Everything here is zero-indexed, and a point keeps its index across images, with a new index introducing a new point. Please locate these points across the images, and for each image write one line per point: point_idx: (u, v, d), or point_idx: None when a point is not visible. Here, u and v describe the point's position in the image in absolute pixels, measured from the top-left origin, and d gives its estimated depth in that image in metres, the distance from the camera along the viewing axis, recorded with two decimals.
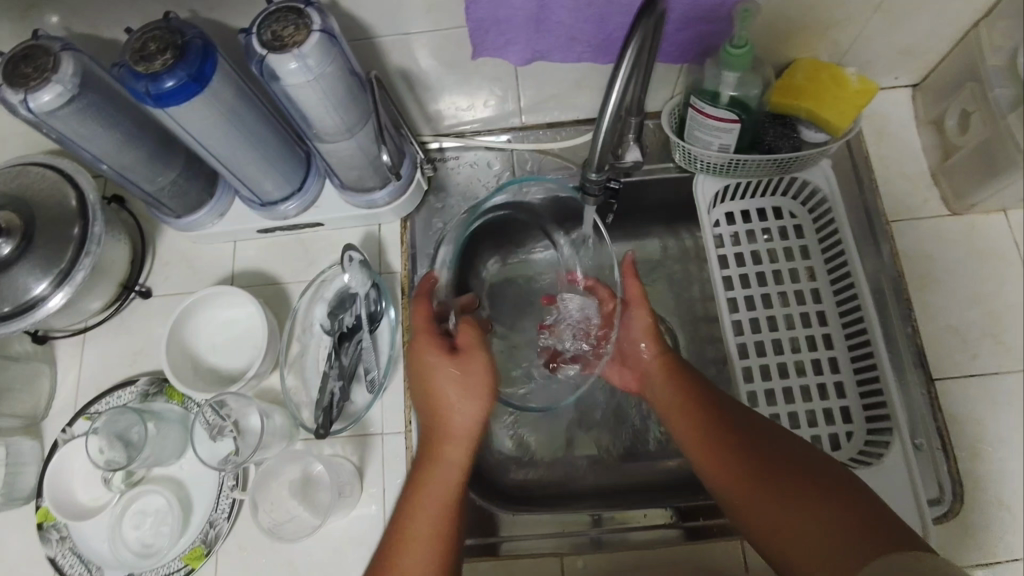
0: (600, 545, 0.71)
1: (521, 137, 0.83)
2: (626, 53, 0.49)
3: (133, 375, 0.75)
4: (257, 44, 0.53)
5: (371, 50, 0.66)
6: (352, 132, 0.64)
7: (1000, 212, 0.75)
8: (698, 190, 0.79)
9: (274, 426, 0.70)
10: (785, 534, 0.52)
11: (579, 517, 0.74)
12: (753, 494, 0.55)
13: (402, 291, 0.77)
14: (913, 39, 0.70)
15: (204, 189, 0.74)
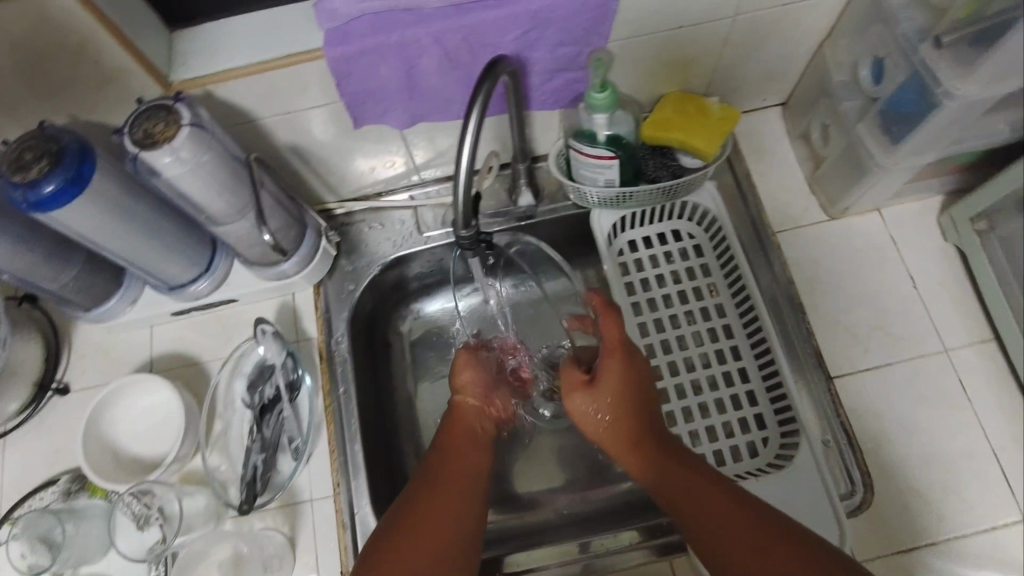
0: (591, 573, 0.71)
1: (424, 193, 0.86)
2: (473, 108, 0.53)
3: (54, 475, 0.74)
4: (129, 143, 0.55)
5: (256, 131, 0.69)
6: (244, 212, 0.66)
7: (874, 211, 0.79)
8: (596, 225, 0.82)
9: (195, 508, 0.71)
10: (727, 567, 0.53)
11: (567, 547, 0.73)
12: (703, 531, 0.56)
13: (320, 357, 0.78)
14: (767, 65, 0.76)
15: (111, 281, 0.75)
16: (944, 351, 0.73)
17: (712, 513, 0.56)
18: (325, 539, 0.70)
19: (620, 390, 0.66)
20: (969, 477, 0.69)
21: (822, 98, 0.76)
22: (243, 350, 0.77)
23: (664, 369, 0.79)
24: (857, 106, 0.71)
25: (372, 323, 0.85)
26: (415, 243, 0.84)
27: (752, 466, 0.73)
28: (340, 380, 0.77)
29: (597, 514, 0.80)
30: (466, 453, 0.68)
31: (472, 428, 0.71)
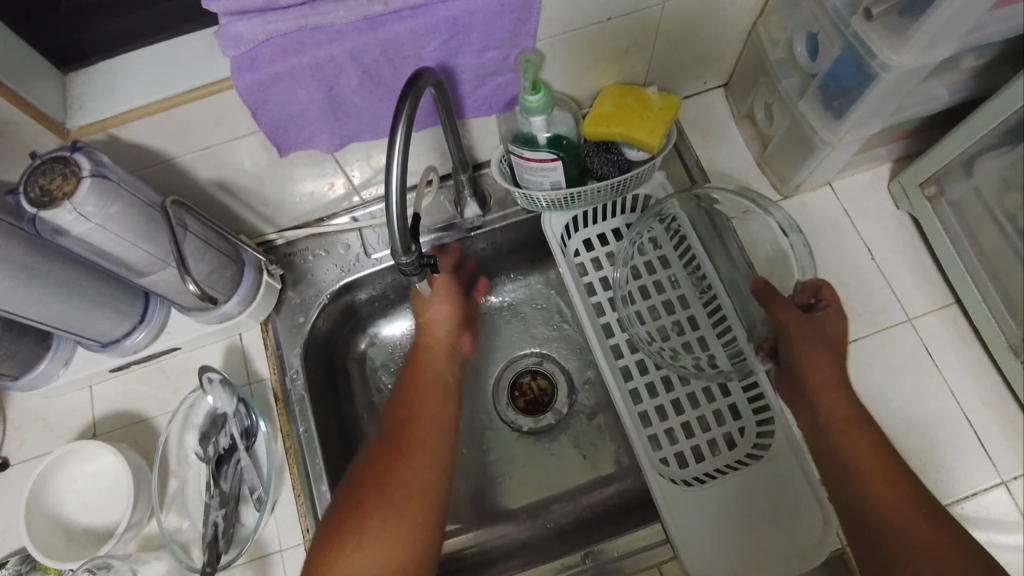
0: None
1: (367, 214, 0.82)
2: (398, 125, 0.49)
3: (0, 559, 0.69)
4: (25, 203, 0.50)
5: (175, 171, 0.65)
6: (168, 259, 0.61)
7: (826, 185, 0.78)
8: (547, 227, 0.80)
9: (161, 574, 0.66)
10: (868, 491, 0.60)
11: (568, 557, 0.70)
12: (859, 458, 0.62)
13: (274, 397, 0.74)
14: (704, 48, 0.74)
15: (38, 343, 0.70)
16: (907, 320, 0.72)
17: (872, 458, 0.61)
18: None
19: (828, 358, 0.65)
20: (943, 445, 0.68)
21: (761, 76, 0.75)
22: (193, 399, 0.73)
23: (633, 369, 0.79)
24: (796, 82, 0.69)
25: (329, 355, 0.82)
26: (365, 268, 0.80)
27: (731, 459, 0.73)
28: (299, 419, 0.73)
29: (577, 524, 0.79)
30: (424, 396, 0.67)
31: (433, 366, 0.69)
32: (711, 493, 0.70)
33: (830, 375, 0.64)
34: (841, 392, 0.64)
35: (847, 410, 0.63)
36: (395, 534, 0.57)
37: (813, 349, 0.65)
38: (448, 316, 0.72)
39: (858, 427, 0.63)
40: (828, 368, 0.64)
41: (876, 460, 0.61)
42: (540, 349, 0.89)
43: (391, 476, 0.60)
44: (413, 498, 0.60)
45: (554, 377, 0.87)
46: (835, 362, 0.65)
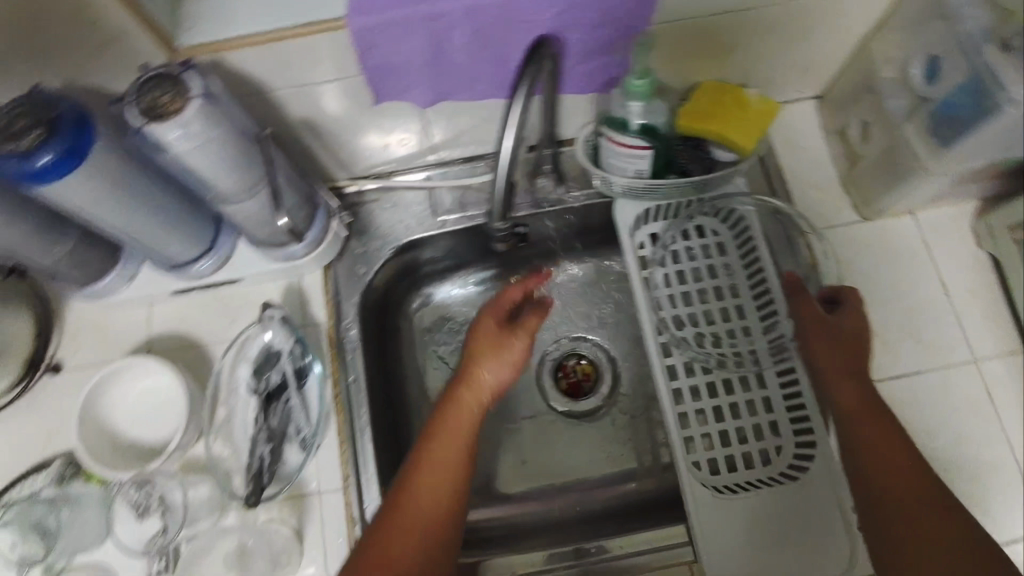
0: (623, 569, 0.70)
1: (442, 174, 0.81)
2: (517, 102, 0.50)
3: (45, 459, 0.71)
4: (133, 114, 0.50)
5: (269, 104, 0.64)
6: (254, 191, 0.61)
7: (908, 214, 0.77)
8: (618, 215, 0.79)
9: (202, 498, 0.67)
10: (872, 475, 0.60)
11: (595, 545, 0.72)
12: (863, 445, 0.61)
13: (329, 343, 0.75)
14: (810, 56, 0.72)
15: (108, 255, 0.70)
16: (972, 361, 0.72)
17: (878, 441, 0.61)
18: (335, 532, 0.68)
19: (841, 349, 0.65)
20: (990, 488, 0.69)
21: (865, 92, 0.73)
22: (252, 334, 0.73)
23: (680, 369, 0.76)
24: (903, 105, 0.68)
25: (382, 309, 0.82)
26: (431, 228, 0.80)
27: (763, 474, 0.71)
28: (350, 368, 0.74)
29: (605, 511, 0.79)
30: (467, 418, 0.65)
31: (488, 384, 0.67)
32: (741, 502, 0.70)
33: (843, 364, 0.65)
34: (856, 384, 0.64)
35: (863, 399, 0.63)
36: (425, 527, 0.60)
37: (827, 343, 0.66)
38: (501, 381, 0.67)
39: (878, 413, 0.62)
40: (840, 358, 0.65)
41: (891, 450, 0.60)
42: (586, 335, 0.88)
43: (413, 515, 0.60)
44: (443, 492, 0.61)
45: (599, 362, 0.86)
46: (848, 356, 0.65)
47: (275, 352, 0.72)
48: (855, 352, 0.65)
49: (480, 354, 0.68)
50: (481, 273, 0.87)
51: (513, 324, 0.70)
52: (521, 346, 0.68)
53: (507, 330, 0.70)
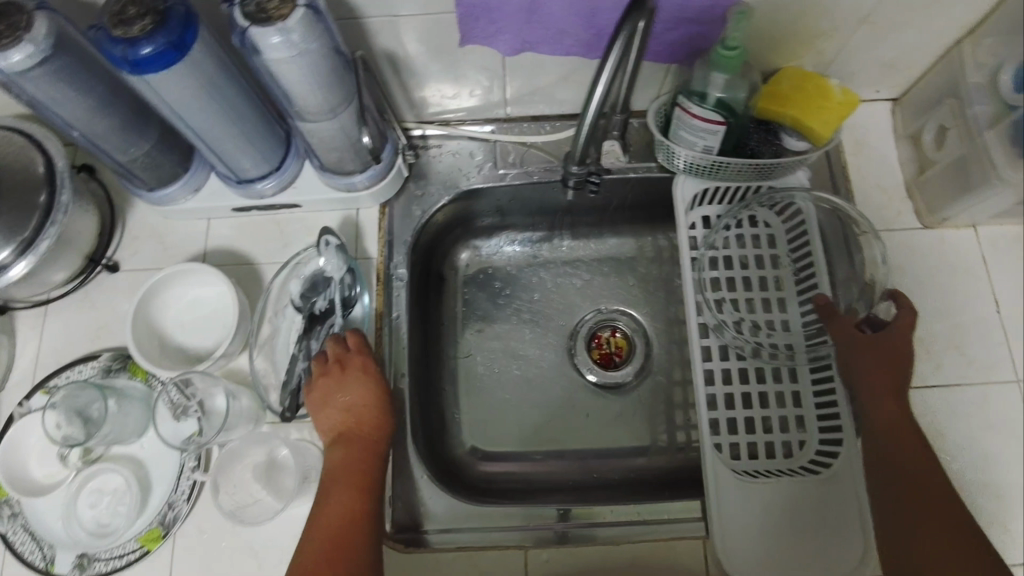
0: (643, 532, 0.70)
1: (506, 128, 0.82)
2: (612, 52, 0.53)
3: (95, 351, 0.73)
4: (240, 15, 0.51)
5: (358, 30, 0.65)
6: (335, 112, 0.62)
7: (970, 227, 0.77)
8: (677, 190, 0.79)
9: (240, 407, 0.69)
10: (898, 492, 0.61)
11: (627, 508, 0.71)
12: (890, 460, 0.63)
13: (377, 277, 0.76)
14: (896, 54, 0.72)
15: (179, 163, 0.72)
16: (1016, 381, 0.72)
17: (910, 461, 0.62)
18: None
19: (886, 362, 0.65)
20: (1017, 506, 0.68)
21: (946, 98, 0.72)
22: (311, 255, 0.74)
23: (715, 351, 0.75)
24: (987, 112, 0.67)
25: (429, 255, 0.83)
26: (490, 178, 0.80)
27: (785, 465, 0.71)
28: (394, 305, 0.75)
29: (625, 482, 0.79)
30: (328, 407, 0.65)
31: (339, 392, 0.66)
32: (762, 487, 0.69)
33: (887, 387, 0.65)
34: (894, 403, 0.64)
35: (899, 416, 0.64)
36: (334, 516, 0.59)
37: (872, 364, 0.66)
38: (357, 396, 0.66)
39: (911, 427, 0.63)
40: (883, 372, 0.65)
41: (921, 459, 0.62)
42: (624, 308, 0.87)
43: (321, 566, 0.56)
44: (351, 480, 0.61)
45: (632, 336, 0.86)
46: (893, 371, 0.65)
47: (325, 276, 0.73)
48: (897, 372, 0.65)
49: (331, 392, 0.66)
50: (530, 236, 0.88)
51: (348, 361, 0.67)
52: (356, 372, 0.67)
53: (338, 370, 0.67)
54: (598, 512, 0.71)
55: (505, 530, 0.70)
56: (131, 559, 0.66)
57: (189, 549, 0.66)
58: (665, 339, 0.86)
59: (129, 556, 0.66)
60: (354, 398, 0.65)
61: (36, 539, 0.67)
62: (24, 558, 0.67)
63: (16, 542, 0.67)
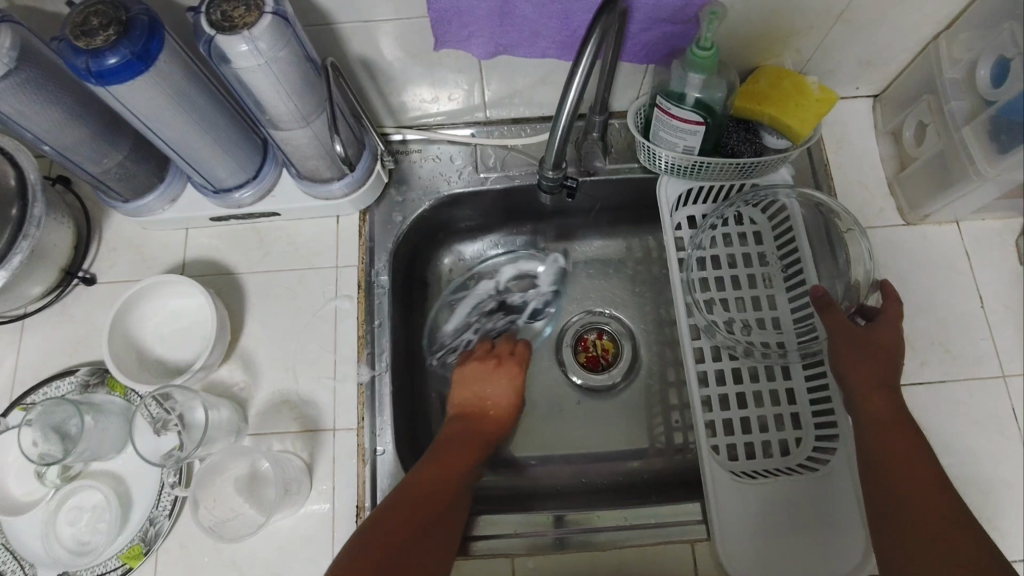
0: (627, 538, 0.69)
1: (486, 132, 0.81)
2: (586, 50, 0.50)
3: (72, 366, 0.72)
4: (205, 24, 0.51)
5: (330, 36, 0.64)
6: (308, 120, 0.62)
7: (952, 222, 0.76)
8: (662, 192, 0.78)
9: (220, 420, 0.68)
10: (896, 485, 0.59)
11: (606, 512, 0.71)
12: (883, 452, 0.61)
13: (358, 286, 0.75)
14: (874, 50, 0.71)
15: (154, 173, 0.71)
16: (1000, 376, 0.72)
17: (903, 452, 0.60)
18: (347, 469, 0.68)
19: (879, 358, 0.64)
20: (1003, 502, 0.68)
21: (925, 93, 0.72)
22: (513, 258, 0.85)
23: (708, 352, 0.76)
24: (965, 107, 0.67)
25: (412, 260, 0.82)
26: (471, 183, 0.79)
27: (781, 464, 0.71)
28: (376, 312, 0.74)
29: (613, 486, 0.79)
30: (473, 388, 0.75)
31: (489, 383, 0.75)
32: (756, 487, 0.68)
33: (875, 383, 0.63)
34: (883, 400, 0.63)
35: (889, 414, 0.62)
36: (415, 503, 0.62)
37: (859, 358, 0.64)
38: (504, 390, 0.75)
39: (905, 431, 0.61)
40: (875, 365, 0.64)
41: (914, 451, 0.60)
42: (611, 311, 0.87)
43: (408, 525, 0.59)
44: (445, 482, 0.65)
45: (619, 339, 0.86)
46: (883, 365, 0.64)
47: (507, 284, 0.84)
48: (886, 368, 0.64)
49: (479, 377, 0.76)
50: (515, 239, 0.88)
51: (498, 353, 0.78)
52: (508, 373, 0.76)
53: (495, 364, 0.77)
54: (592, 517, 0.70)
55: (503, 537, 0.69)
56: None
57: (172, 565, 0.66)
58: (651, 340, 0.85)
59: (110, 573, 0.65)
60: (497, 395, 0.75)
61: (15, 559, 0.66)
62: None
63: None
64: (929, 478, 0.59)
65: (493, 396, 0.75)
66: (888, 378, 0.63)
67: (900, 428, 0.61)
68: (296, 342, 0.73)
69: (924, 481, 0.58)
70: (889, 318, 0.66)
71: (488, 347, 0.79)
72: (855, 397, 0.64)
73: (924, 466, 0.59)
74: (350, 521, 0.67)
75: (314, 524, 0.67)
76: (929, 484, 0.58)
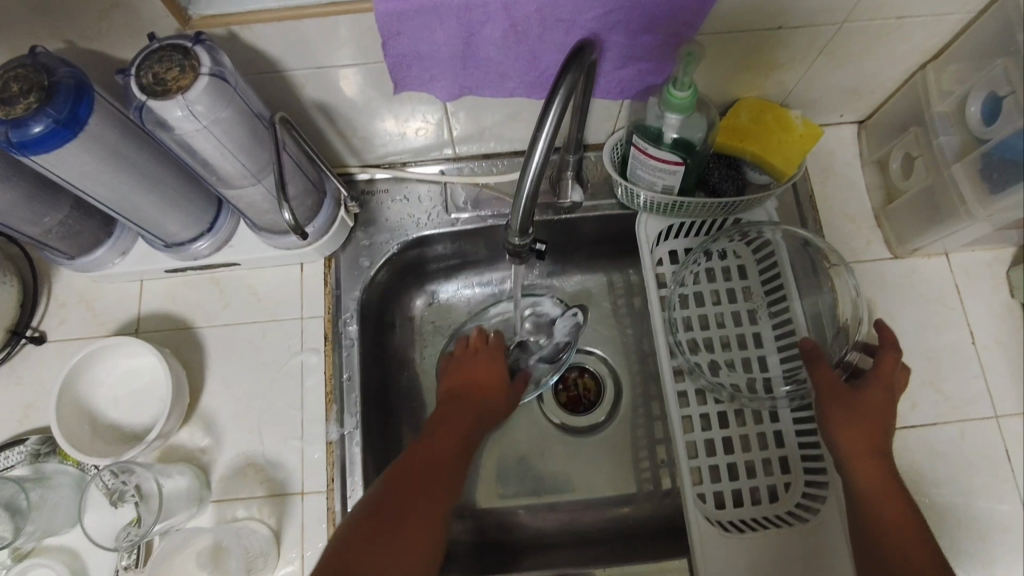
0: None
1: (456, 169, 0.77)
2: (551, 110, 0.45)
3: (21, 434, 0.68)
4: (136, 87, 0.47)
5: (281, 83, 0.60)
6: (259, 176, 0.58)
7: (941, 254, 0.74)
8: (641, 230, 0.75)
9: (180, 489, 0.64)
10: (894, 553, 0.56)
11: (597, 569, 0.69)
12: (880, 522, 0.58)
13: (325, 337, 0.71)
14: (858, 80, 0.68)
15: (101, 228, 0.67)
16: (993, 417, 0.69)
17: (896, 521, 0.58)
18: (316, 536, 0.65)
19: (867, 419, 0.62)
20: (1001, 551, 0.66)
21: (913, 124, 0.69)
22: (534, 299, 0.79)
23: (692, 396, 0.72)
24: (955, 142, 0.64)
25: (383, 304, 0.78)
26: (441, 225, 0.76)
27: (769, 512, 0.68)
28: (344, 365, 0.70)
29: (598, 534, 0.76)
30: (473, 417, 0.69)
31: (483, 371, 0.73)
32: (745, 541, 0.65)
33: (863, 443, 0.61)
34: (873, 465, 0.60)
35: (882, 482, 0.60)
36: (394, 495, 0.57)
37: (846, 422, 0.62)
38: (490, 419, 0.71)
39: (890, 492, 0.59)
40: (862, 427, 0.62)
41: (905, 519, 0.58)
42: (592, 349, 0.84)
43: (410, 512, 0.56)
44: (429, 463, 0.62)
45: (602, 379, 0.83)
46: (871, 430, 0.62)
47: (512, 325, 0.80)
48: (873, 432, 0.62)
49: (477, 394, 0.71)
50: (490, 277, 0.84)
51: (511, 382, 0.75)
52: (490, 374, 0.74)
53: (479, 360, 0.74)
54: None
55: None
56: None
57: None
58: (634, 379, 0.82)
59: None
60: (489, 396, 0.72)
61: None
62: None
63: None
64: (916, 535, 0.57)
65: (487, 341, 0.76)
66: (876, 445, 0.62)
67: (886, 485, 0.60)
68: (259, 400, 0.70)
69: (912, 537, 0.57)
70: (880, 374, 0.65)
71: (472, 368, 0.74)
72: (846, 461, 0.61)
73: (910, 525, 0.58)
74: None
75: None
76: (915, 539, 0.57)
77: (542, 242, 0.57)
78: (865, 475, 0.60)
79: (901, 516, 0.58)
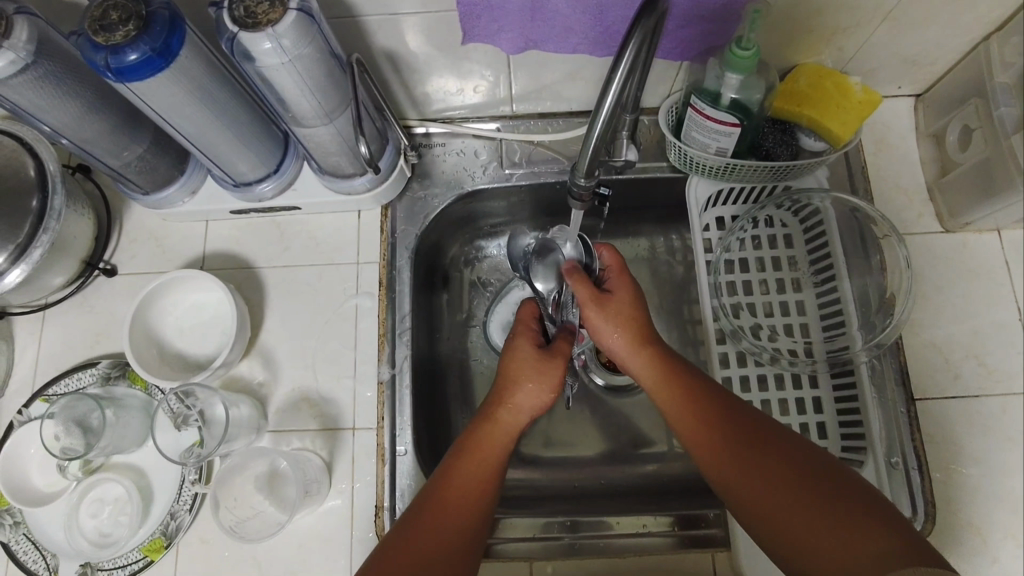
0: (645, 536, 0.70)
1: (511, 127, 0.79)
2: (621, 62, 0.46)
3: (93, 358, 0.72)
4: (228, 19, 0.49)
5: (355, 29, 0.62)
6: (331, 117, 0.61)
7: (993, 231, 0.74)
8: (691, 193, 0.76)
9: (241, 416, 0.68)
10: (794, 535, 0.49)
11: (627, 518, 0.71)
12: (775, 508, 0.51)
13: (380, 283, 0.74)
14: (919, 50, 0.68)
15: (174, 166, 0.70)
16: None
17: (767, 492, 0.52)
18: (365, 469, 0.68)
19: (675, 401, 0.59)
20: None
21: (973, 96, 0.69)
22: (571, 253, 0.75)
23: (732, 358, 0.73)
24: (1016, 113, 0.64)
25: (434, 256, 0.81)
26: (495, 180, 0.78)
27: None
28: (398, 309, 0.74)
29: (632, 489, 0.78)
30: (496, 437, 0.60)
31: (529, 367, 0.62)
32: None
33: (691, 422, 0.57)
34: (712, 441, 0.56)
35: (730, 459, 0.54)
36: (434, 520, 0.55)
37: (676, 413, 0.59)
38: (540, 403, 0.62)
39: (763, 464, 0.53)
40: (685, 415, 0.58)
41: (780, 483, 0.52)
42: None
43: (441, 523, 0.55)
44: (468, 487, 0.57)
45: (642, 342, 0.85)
46: (693, 417, 0.57)
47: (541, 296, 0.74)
48: (689, 412, 0.58)
49: (521, 375, 0.62)
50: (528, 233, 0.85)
51: (549, 347, 0.65)
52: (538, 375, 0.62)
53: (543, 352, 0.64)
54: (608, 522, 0.71)
55: (518, 542, 0.70)
56: (135, 569, 0.65)
57: (191, 561, 0.66)
58: (675, 343, 0.84)
59: (132, 566, 0.65)
60: (529, 394, 0.62)
61: (39, 549, 0.66)
62: (26, 568, 0.65)
63: (19, 552, 0.66)
64: (789, 485, 0.51)
65: (532, 325, 0.67)
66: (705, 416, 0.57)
67: (694, 417, 0.57)
68: (316, 338, 0.73)
69: (781, 505, 0.51)
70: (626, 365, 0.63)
71: (519, 348, 0.64)
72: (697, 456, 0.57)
73: (787, 475, 0.52)
74: (369, 520, 0.66)
75: (333, 523, 0.66)
76: (803, 480, 0.51)
77: (606, 187, 0.61)
78: (713, 463, 0.55)
79: (760, 486, 0.52)
